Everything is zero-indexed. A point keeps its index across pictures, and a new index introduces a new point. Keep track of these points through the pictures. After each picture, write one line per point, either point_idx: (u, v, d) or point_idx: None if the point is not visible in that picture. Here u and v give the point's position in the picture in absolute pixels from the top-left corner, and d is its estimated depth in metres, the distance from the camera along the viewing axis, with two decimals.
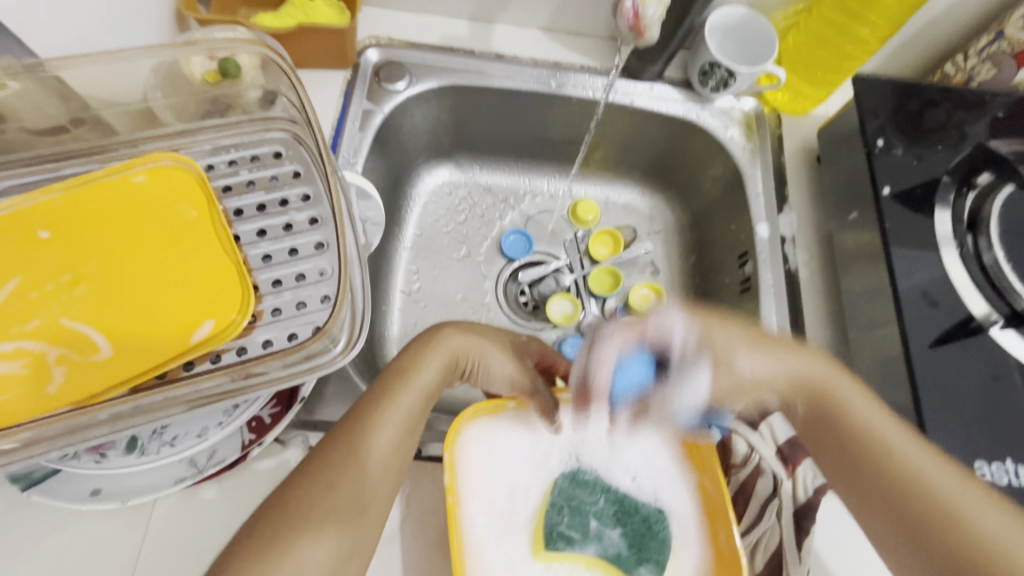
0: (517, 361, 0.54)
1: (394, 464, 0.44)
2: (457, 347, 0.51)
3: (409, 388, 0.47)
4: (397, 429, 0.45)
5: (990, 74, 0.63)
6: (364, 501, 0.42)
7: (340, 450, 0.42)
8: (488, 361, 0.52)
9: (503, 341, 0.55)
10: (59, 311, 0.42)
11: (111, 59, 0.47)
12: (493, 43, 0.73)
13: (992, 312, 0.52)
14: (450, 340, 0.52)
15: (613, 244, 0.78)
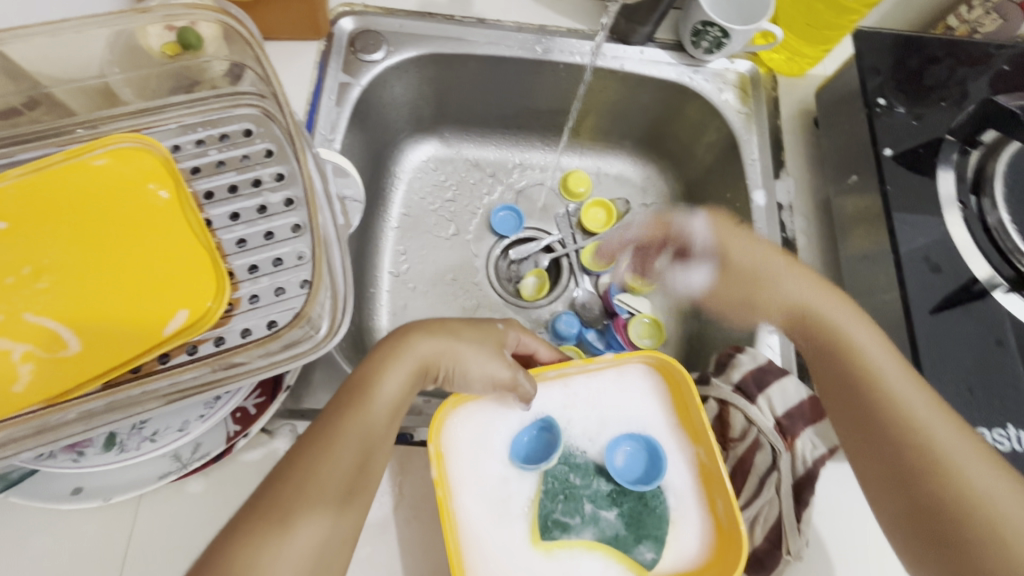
0: (495, 355, 0.49)
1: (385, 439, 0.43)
2: (424, 355, 0.47)
3: (384, 380, 0.45)
4: (381, 412, 0.43)
5: (995, 25, 0.61)
6: (361, 476, 0.41)
7: (323, 434, 0.41)
8: (464, 365, 0.48)
9: (476, 337, 0.49)
10: (21, 306, 0.40)
11: (55, 31, 0.43)
12: (475, 8, 0.69)
13: (996, 275, 0.50)
14: (416, 347, 0.47)
15: (605, 218, 0.76)
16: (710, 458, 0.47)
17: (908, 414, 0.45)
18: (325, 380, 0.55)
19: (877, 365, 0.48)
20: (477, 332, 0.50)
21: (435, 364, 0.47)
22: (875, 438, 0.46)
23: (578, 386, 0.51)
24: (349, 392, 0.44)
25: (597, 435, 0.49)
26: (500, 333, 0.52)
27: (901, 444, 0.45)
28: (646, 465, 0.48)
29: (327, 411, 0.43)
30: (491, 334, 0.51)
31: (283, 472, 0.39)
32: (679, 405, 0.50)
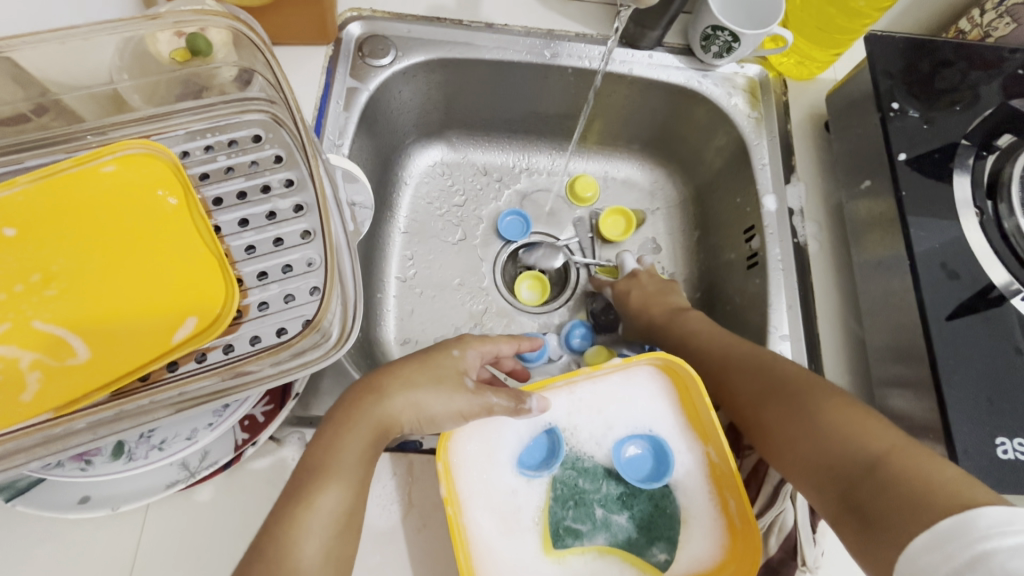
0: (457, 389, 0.47)
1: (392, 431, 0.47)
2: (389, 410, 0.46)
3: (376, 404, 0.46)
4: (379, 414, 0.46)
5: (1009, 29, 0.60)
6: (370, 461, 0.45)
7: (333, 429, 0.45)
8: (430, 411, 0.46)
9: (430, 380, 0.48)
10: (30, 313, 0.40)
11: (64, 38, 0.43)
12: (483, 12, 0.69)
13: (1015, 281, 0.49)
14: (378, 402, 0.46)
15: (625, 226, 0.76)
16: (720, 457, 0.46)
17: (766, 383, 0.49)
18: (333, 386, 0.55)
19: (723, 357, 0.54)
20: (432, 370, 0.49)
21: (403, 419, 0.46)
22: (754, 422, 0.49)
23: (583, 393, 0.50)
24: (350, 396, 0.47)
25: (605, 438, 0.48)
26: (457, 360, 0.51)
27: (771, 413, 0.48)
28: (653, 465, 0.47)
29: (329, 417, 0.46)
30: (447, 368, 0.49)
31: (306, 462, 0.44)
32: (687, 406, 0.49)
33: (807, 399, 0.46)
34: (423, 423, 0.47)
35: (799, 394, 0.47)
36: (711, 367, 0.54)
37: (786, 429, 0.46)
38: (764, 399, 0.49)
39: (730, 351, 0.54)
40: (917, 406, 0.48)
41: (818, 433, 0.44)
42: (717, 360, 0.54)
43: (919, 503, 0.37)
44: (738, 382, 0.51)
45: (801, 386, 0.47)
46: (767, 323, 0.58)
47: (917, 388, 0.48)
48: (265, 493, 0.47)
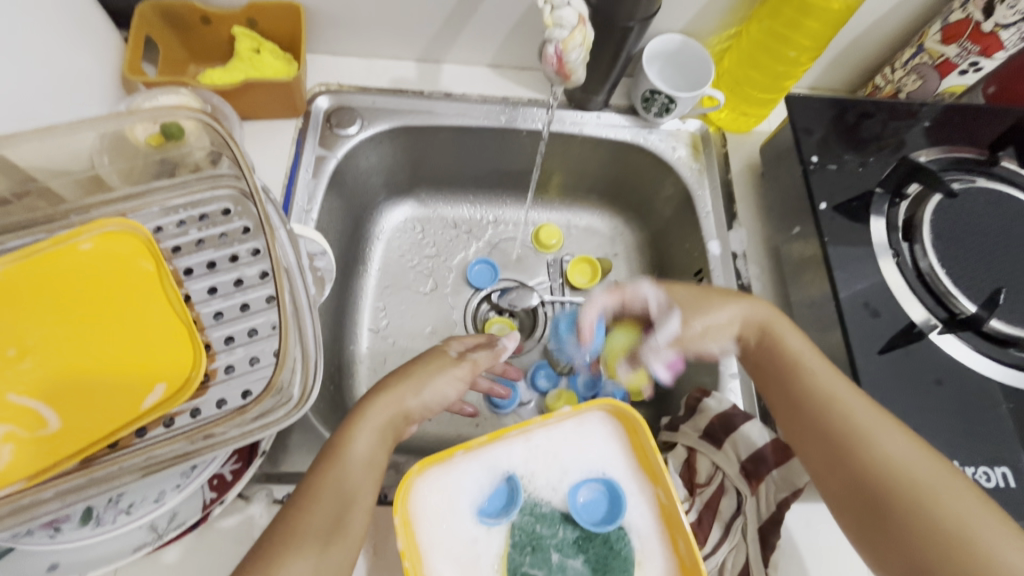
0: (446, 364, 0.55)
1: (364, 487, 0.46)
2: (386, 404, 0.50)
3: (345, 450, 0.46)
4: (366, 449, 0.47)
5: (916, 85, 0.66)
6: (344, 516, 0.44)
7: (319, 481, 0.44)
8: (428, 389, 0.53)
9: (423, 365, 0.54)
10: (5, 387, 0.42)
11: (50, 135, 0.48)
12: (443, 82, 0.75)
13: (931, 317, 0.54)
14: (378, 400, 0.51)
15: (591, 274, 0.80)
16: (669, 499, 0.48)
17: (904, 474, 0.44)
18: (303, 440, 0.57)
19: (855, 425, 0.47)
20: (421, 359, 0.56)
21: (405, 401, 0.51)
22: (867, 504, 0.45)
23: (540, 440, 0.52)
24: (322, 456, 0.47)
25: (560, 483, 0.50)
26: (442, 346, 0.58)
27: (896, 507, 0.44)
28: (607, 507, 0.49)
29: (316, 464, 0.46)
30: (434, 353, 0.57)
31: (277, 523, 0.43)
32: (638, 450, 0.51)
33: (942, 504, 0.42)
34: (423, 401, 0.52)
35: (937, 497, 0.43)
36: (835, 432, 0.48)
37: (909, 532, 0.43)
38: (894, 489, 0.44)
39: (852, 414, 0.48)
40: None
41: (947, 546, 0.41)
42: (850, 426, 0.47)
43: None
44: (869, 461, 0.46)
45: (941, 489, 0.43)
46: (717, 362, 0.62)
47: None
48: (232, 552, 0.49)
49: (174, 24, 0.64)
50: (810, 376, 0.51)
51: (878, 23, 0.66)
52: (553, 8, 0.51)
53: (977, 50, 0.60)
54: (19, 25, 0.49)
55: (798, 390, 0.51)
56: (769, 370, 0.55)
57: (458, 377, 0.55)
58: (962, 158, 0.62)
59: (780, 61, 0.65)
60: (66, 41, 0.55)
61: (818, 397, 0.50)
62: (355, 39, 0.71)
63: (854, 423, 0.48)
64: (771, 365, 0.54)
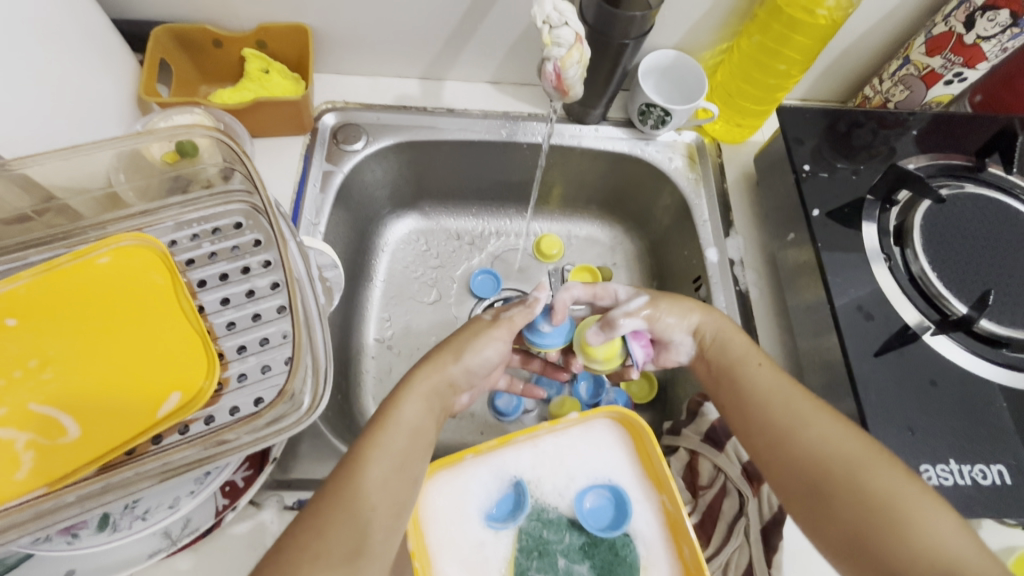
0: (484, 333, 0.56)
1: (400, 480, 0.45)
2: (425, 385, 0.51)
3: (380, 440, 0.46)
4: (391, 461, 0.45)
5: (903, 95, 0.69)
6: (362, 538, 0.40)
7: (337, 497, 0.42)
8: (467, 359, 0.54)
9: (463, 338, 0.56)
10: (27, 397, 0.44)
11: (69, 154, 0.49)
12: (445, 99, 0.77)
13: (924, 319, 0.55)
14: (419, 378, 0.52)
15: (592, 285, 0.79)
16: (673, 504, 0.49)
17: (835, 458, 0.45)
18: (312, 448, 0.58)
19: (792, 415, 0.48)
20: (462, 332, 0.57)
21: (448, 370, 0.53)
22: (810, 492, 0.45)
23: (548, 446, 0.53)
24: (353, 451, 0.45)
25: (567, 489, 0.51)
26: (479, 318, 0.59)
27: (835, 491, 0.44)
28: (613, 513, 0.50)
29: (332, 479, 0.43)
30: (471, 325, 0.57)
31: (308, 514, 0.41)
32: (642, 455, 0.52)
33: (871, 481, 0.43)
34: (463, 370, 0.54)
35: (869, 474, 0.43)
36: (773, 424, 0.49)
37: (850, 512, 0.43)
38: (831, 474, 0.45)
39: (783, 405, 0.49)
40: None
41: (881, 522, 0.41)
42: (786, 417, 0.48)
43: None
44: (804, 449, 0.46)
45: (874, 470, 0.43)
46: None
47: None
48: (244, 558, 0.50)
49: (186, 47, 0.66)
50: (746, 373, 0.52)
51: (865, 36, 0.69)
52: (551, 27, 0.53)
53: (961, 61, 0.62)
54: (42, 51, 0.51)
55: (740, 387, 0.52)
56: (715, 370, 0.55)
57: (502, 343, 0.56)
58: (951, 165, 0.64)
59: (770, 75, 0.67)
60: (84, 64, 0.57)
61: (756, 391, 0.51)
62: (359, 58, 0.74)
63: (789, 415, 0.48)
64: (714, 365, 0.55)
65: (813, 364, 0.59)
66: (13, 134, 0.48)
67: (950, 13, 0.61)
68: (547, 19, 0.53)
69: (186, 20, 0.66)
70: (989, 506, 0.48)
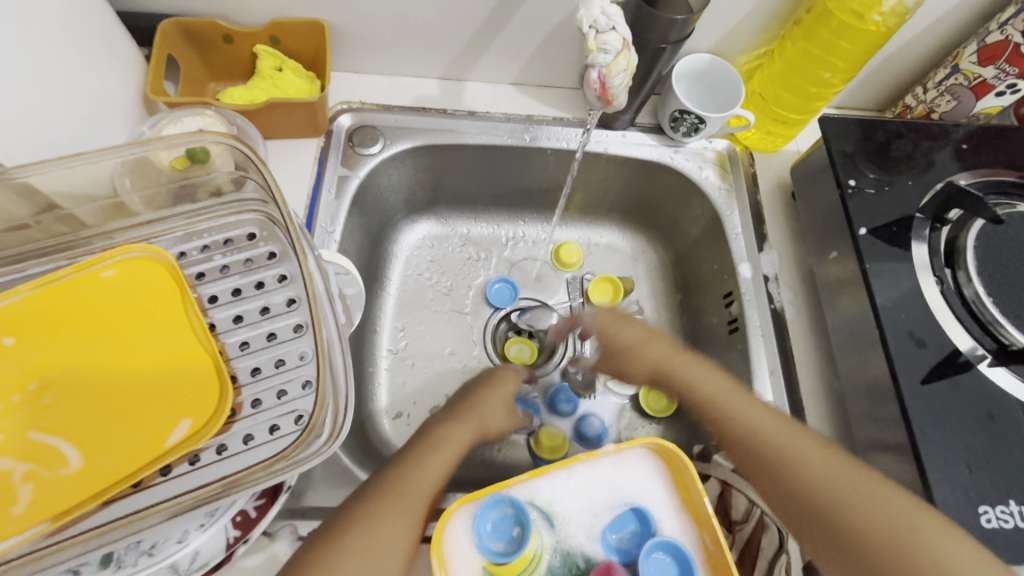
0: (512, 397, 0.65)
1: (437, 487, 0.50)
2: (470, 421, 0.59)
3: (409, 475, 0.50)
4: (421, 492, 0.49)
5: (950, 105, 0.65)
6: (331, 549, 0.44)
7: (336, 525, 0.46)
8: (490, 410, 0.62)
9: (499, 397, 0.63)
10: (26, 423, 0.41)
11: (74, 163, 0.45)
12: (466, 101, 0.73)
13: (979, 347, 0.52)
14: (459, 424, 0.58)
15: (613, 292, 0.78)
16: (715, 544, 0.46)
17: (797, 461, 0.49)
18: (327, 472, 0.56)
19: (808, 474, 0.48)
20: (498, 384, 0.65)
21: (484, 419, 0.60)
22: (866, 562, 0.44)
23: (579, 477, 0.49)
24: (371, 485, 0.48)
25: (592, 527, 0.47)
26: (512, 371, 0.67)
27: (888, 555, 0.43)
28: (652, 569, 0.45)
29: (346, 503, 0.48)
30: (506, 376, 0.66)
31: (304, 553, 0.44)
32: (682, 490, 0.48)
33: (921, 543, 0.43)
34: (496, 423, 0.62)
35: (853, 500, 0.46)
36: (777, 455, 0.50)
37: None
38: (897, 557, 0.43)
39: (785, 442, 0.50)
40: (898, 468, 0.50)
41: None
42: (790, 451, 0.49)
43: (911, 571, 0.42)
44: (811, 479, 0.48)
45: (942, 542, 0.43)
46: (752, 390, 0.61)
47: (898, 452, 0.50)
48: None
49: (195, 43, 0.63)
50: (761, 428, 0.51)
51: (911, 43, 0.65)
52: (598, 32, 0.49)
53: (1015, 72, 0.59)
54: (43, 48, 0.48)
55: (763, 451, 0.50)
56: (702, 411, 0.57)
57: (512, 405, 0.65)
58: (1000, 181, 0.61)
59: (812, 83, 0.64)
60: (88, 62, 0.53)
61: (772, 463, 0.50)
62: (377, 57, 0.70)
63: (816, 477, 0.47)
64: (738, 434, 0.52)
65: (855, 388, 0.56)
66: (16, 140, 0.45)
67: (1007, 20, 0.58)
68: (593, 24, 0.49)
69: (195, 13, 0.62)
70: None
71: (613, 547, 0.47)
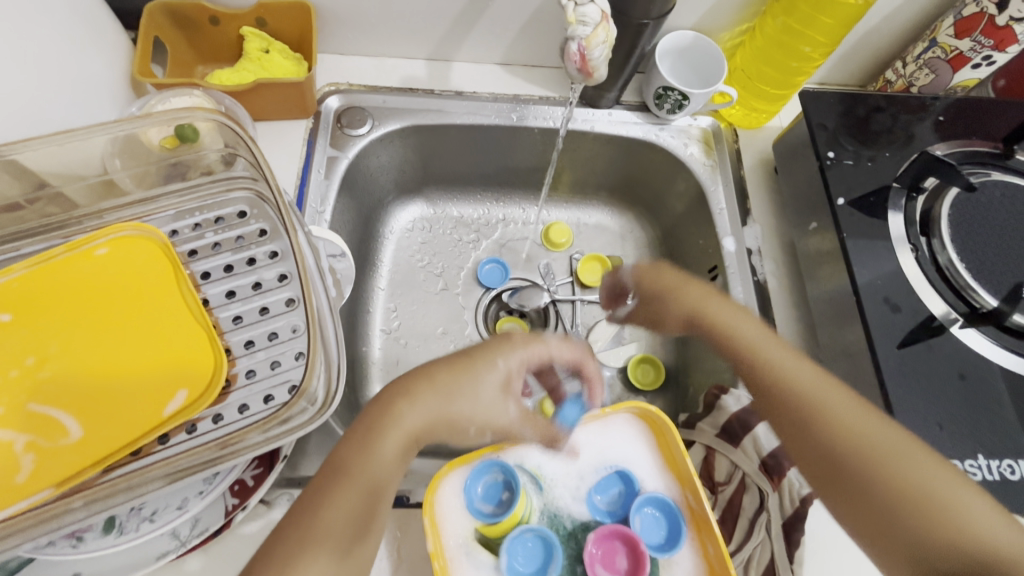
0: (496, 402, 0.48)
1: (395, 471, 0.43)
2: (425, 415, 0.45)
3: (374, 448, 0.42)
4: (383, 476, 0.42)
5: (928, 79, 0.67)
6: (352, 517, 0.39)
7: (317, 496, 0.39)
8: (465, 406, 0.47)
9: (465, 405, 0.47)
10: (25, 396, 0.42)
11: (64, 139, 0.46)
12: (453, 81, 0.74)
13: (952, 311, 0.54)
14: (407, 415, 0.45)
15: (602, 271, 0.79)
16: (697, 501, 0.47)
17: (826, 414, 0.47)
18: (321, 445, 0.57)
19: (841, 426, 0.46)
20: (470, 377, 0.48)
21: (437, 415, 0.46)
22: (907, 552, 0.42)
23: (564, 443, 0.51)
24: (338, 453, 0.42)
25: (578, 489, 0.49)
26: (491, 368, 0.48)
27: (906, 514, 0.42)
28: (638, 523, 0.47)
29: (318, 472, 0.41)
30: (490, 380, 0.48)
31: (285, 525, 0.38)
32: (663, 451, 0.50)
33: (920, 485, 0.43)
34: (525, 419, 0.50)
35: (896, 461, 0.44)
36: (808, 407, 0.48)
37: (920, 527, 0.42)
38: (928, 518, 0.42)
39: (820, 398, 0.48)
40: None
41: (963, 548, 0.40)
42: (826, 406, 0.47)
43: (944, 534, 0.41)
44: (857, 436, 0.45)
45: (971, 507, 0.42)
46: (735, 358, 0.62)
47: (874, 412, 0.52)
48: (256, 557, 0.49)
49: (181, 25, 0.63)
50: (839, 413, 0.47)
51: (890, 17, 0.66)
52: (576, 5, 0.51)
53: (991, 43, 0.60)
54: (31, 30, 0.48)
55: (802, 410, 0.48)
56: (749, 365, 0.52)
57: (477, 413, 0.48)
58: (976, 151, 0.63)
59: (793, 58, 0.65)
60: (75, 44, 0.54)
61: (800, 408, 0.48)
62: (364, 37, 0.71)
63: (854, 437, 0.45)
64: (772, 393, 0.50)
65: (835, 355, 0.58)
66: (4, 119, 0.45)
67: None
68: None
69: None
70: (1015, 501, 0.48)
71: (599, 505, 0.49)
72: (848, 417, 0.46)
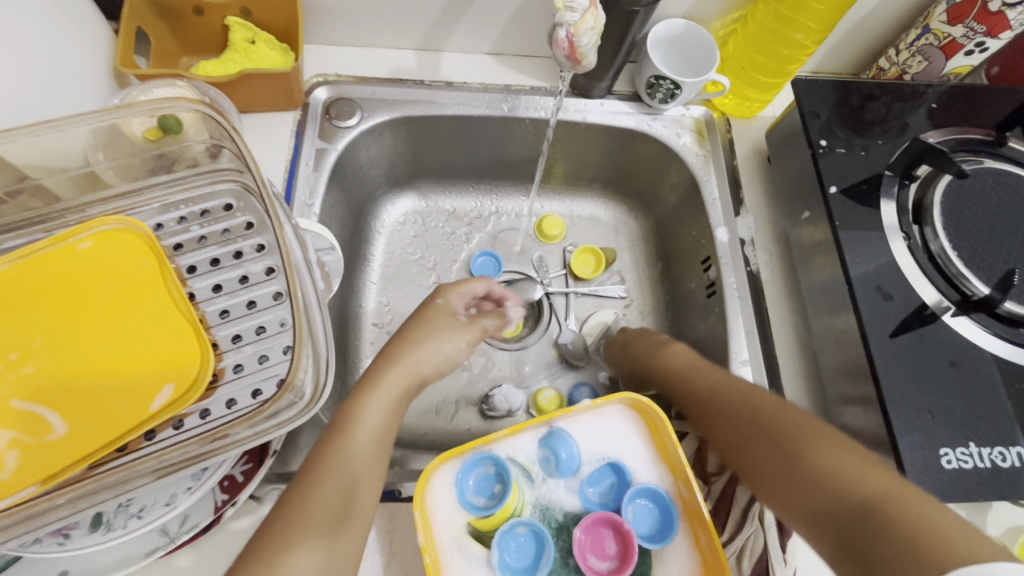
0: (454, 330, 0.60)
1: (390, 422, 0.51)
2: (401, 371, 0.55)
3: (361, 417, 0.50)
4: (371, 442, 0.48)
5: (921, 66, 0.66)
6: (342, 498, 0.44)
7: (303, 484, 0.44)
8: (436, 344, 0.58)
9: (435, 347, 0.58)
10: (9, 392, 0.41)
11: (42, 130, 0.45)
12: (442, 71, 0.73)
13: (944, 299, 0.54)
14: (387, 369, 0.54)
15: (596, 264, 0.79)
16: (690, 492, 0.47)
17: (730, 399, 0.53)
18: (313, 439, 0.57)
19: (743, 407, 0.52)
20: (429, 322, 0.60)
21: (410, 366, 0.56)
22: (814, 515, 0.44)
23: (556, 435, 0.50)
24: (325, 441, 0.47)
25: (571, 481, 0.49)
26: (439, 305, 0.62)
27: (809, 481, 0.45)
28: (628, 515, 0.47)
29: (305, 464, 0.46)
30: (441, 316, 0.61)
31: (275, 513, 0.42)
32: (657, 442, 0.50)
33: (818, 457, 0.45)
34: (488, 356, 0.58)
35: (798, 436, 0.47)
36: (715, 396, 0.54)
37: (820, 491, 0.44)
38: (825, 482, 0.44)
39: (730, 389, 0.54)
40: (867, 417, 0.52)
41: (852, 508, 0.41)
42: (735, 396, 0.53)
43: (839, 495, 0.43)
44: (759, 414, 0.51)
45: (869, 473, 0.43)
46: (728, 349, 0.62)
47: (866, 401, 0.52)
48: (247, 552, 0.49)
49: (165, 16, 0.62)
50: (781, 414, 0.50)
51: (883, 5, 0.66)
52: None
53: (983, 30, 0.60)
54: (9, 19, 0.47)
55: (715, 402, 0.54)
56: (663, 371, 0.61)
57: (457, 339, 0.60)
58: (969, 139, 0.62)
59: (785, 45, 0.64)
60: (55, 34, 0.53)
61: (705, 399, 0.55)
62: (352, 28, 0.70)
63: (755, 417, 0.51)
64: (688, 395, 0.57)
65: (827, 344, 0.58)
66: None
67: None
68: None
69: None
70: (1006, 489, 0.48)
71: (590, 497, 0.49)
72: (779, 412, 0.50)
